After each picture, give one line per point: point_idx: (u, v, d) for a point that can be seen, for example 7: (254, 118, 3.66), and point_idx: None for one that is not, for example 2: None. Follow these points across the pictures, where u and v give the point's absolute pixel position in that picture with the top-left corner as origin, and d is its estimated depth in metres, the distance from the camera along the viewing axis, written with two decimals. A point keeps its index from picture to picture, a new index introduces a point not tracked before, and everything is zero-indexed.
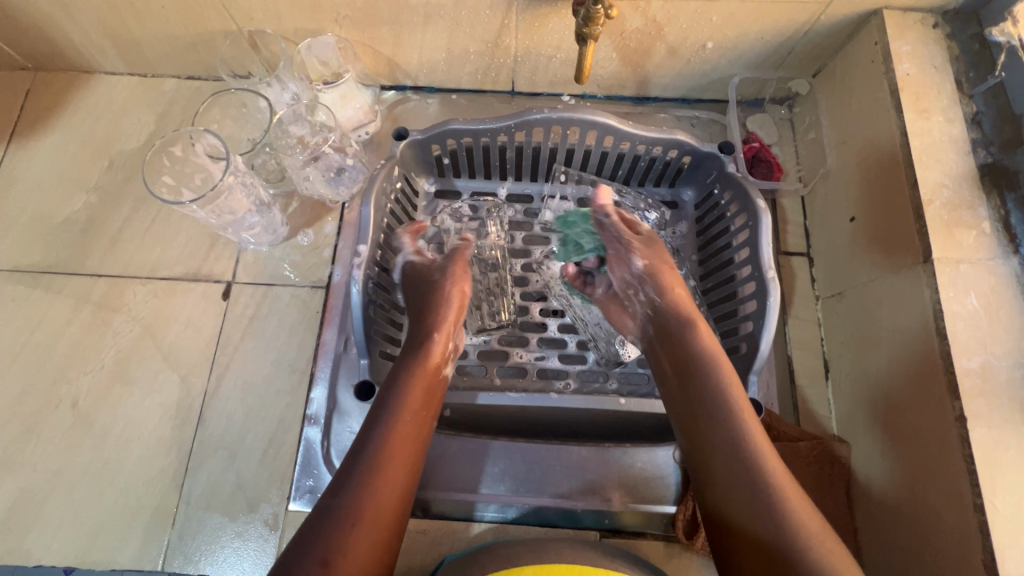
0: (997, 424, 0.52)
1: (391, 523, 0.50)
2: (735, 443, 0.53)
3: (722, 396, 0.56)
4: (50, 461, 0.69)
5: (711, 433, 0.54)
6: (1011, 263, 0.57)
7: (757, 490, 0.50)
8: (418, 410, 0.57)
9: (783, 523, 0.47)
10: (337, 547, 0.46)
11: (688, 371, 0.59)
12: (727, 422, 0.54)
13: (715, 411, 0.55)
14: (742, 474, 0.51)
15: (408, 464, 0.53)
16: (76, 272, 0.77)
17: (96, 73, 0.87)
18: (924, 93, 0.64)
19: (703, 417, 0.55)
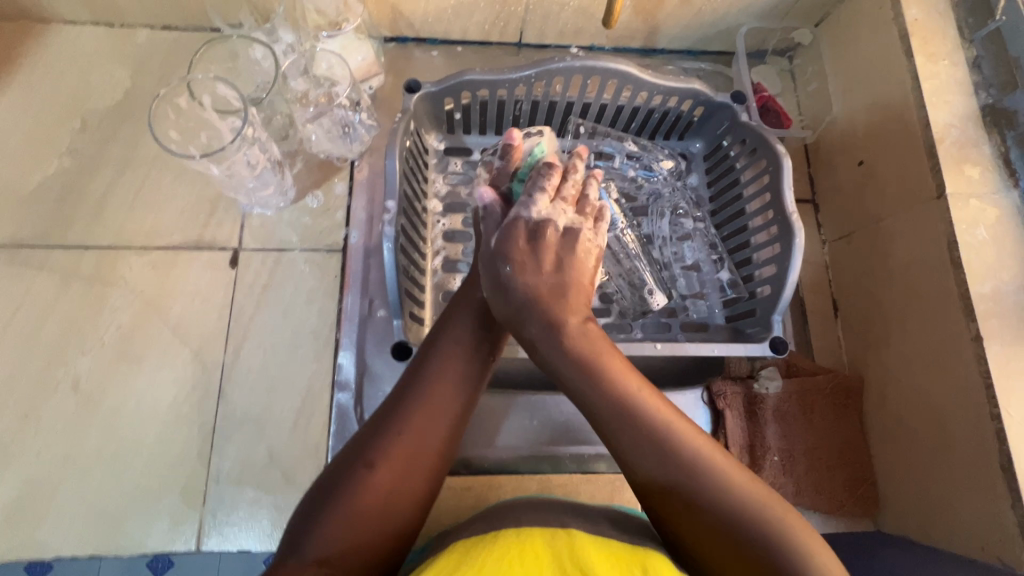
0: (1009, 342, 0.57)
1: (444, 438, 0.49)
2: (682, 470, 0.44)
3: (645, 411, 0.46)
4: (57, 448, 0.64)
5: (631, 455, 0.45)
6: (1012, 196, 0.62)
7: (729, 516, 0.42)
8: (480, 334, 0.55)
9: (767, 538, 0.41)
10: (379, 454, 0.46)
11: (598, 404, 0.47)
12: (660, 444, 0.45)
13: (636, 440, 0.45)
14: (711, 499, 0.43)
15: (472, 381, 0.52)
16: (59, 244, 0.70)
17: (56, 22, 0.77)
18: (931, 37, 0.67)
19: (624, 440, 0.46)
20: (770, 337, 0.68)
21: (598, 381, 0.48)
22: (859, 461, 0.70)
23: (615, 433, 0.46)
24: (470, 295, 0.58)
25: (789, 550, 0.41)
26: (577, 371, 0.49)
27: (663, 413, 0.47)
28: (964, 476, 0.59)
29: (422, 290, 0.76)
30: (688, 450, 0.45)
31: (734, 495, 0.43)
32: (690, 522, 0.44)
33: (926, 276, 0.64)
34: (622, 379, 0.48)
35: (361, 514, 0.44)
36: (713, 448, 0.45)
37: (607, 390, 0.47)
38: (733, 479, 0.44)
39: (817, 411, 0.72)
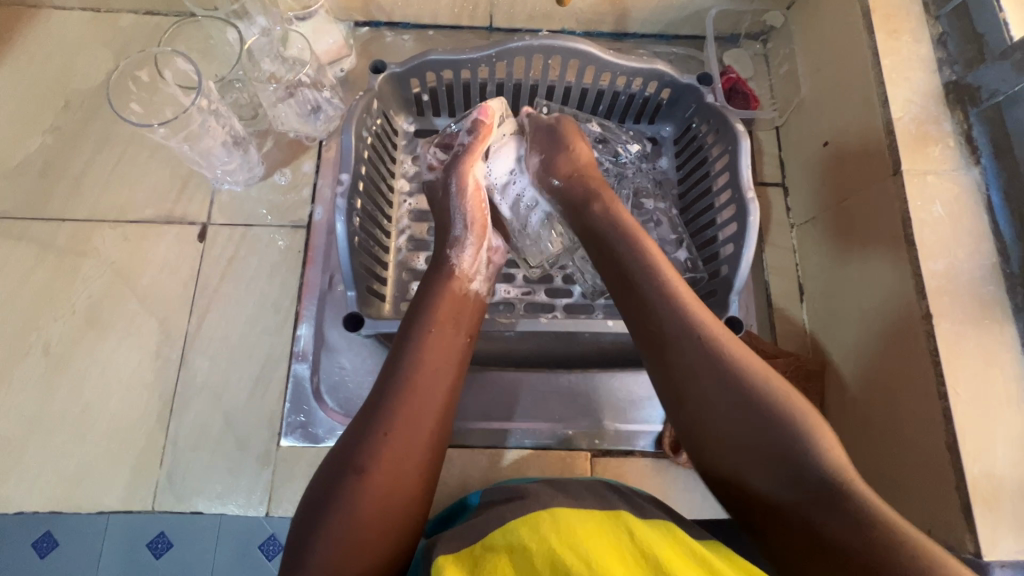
0: (958, 319, 0.56)
1: (427, 436, 0.50)
2: (748, 397, 0.46)
3: (722, 348, 0.49)
4: (27, 408, 0.67)
5: (702, 388, 0.48)
6: (972, 173, 0.61)
7: (782, 443, 0.44)
8: (451, 318, 0.58)
9: (810, 461, 0.43)
10: (369, 453, 0.47)
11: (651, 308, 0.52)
12: (728, 373, 0.47)
13: (722, 382, 0.47)
14: (756, 425, 0.45)
15: (445, 378, 0.53)
16: (38, 217, 0.73)
17: (45, 8, 0.81)
18: (894, 14, 0.66)
19: (707, 384, 0.48)
20: (726, 318, 0.68)
21: (682, 318, 0.51)
22: None
23: (677, 347, 0.50)
24: (433, 293, 0.59)
25: (844, 474, 0.43)
26: (665, 303, 0.52)
27: (760, 367, 0.48)
28: (916, 458, 0.57)
29: (385, 268, 0.77)
30: (754, 380, 0.47)
31: (794, 427, 0.45)
32: (732, 459, 0.46)
33: (884, 254, 0.62)
34: (694, 317, 0.51)
35: (363, 520, 0.45)
36: (771, 374, 0.48)
37: (702, 340, 0.49)
38: (772, 395, 0.46)
39: None
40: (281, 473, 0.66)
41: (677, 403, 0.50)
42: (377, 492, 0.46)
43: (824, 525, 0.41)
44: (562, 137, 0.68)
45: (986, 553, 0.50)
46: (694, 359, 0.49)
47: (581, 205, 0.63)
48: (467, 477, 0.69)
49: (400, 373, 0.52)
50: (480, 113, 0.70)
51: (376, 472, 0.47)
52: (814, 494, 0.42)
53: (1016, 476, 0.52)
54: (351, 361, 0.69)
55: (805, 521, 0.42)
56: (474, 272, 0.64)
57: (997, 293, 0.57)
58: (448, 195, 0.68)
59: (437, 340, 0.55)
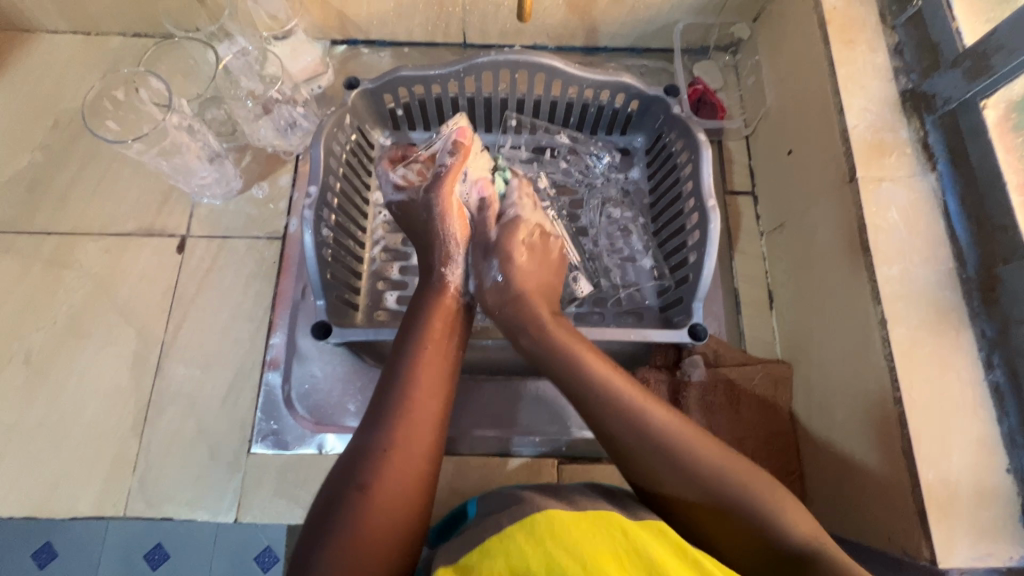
0: (914, 324, 0.56)
1: (426, 450, 0.48)
2: (672, 457, 0.47)
3: (644, 414, 0.50)
4: (7, 414, 0.69)
5: (631, 451, 0.49)
6: (929, 179, 0.61)
7: (708, 491, 0.46)
8: (443, 333, 0.56)
9: (746, 505, 0.45)
10: (372, 469, 0.45)
11: (585, 397, 0.52)
12: (650, 438, 0.48)
13: (645, 446, 0.48)
14: (685, 478, 0.47)
15: (440, 395, 0.51)
16: (24, 230, 0.76)
17: (39, 32, 0.85)
18: (850, 25, 0.68)
19: (630, 443, 0.49)
20: (691, 324, 0.68)
21: (602, 398, 0.51)
22: (786, 453, 0.69)
23: (615, 432, 0.49)
24: (425, 312, 0.58)
25: (779, 510, 0.45)
26: (593, 390, 0.51)
27: (680, 427, 0.49)
28: (880, 464, 0.56)
29: (359, 278, 0.78)
30: (673, 442, 0.48)
31: (716, 479, 0.46)
32: (677, 497, 0.47)
33: (843, 261, 0.63)
34: (614, 383, 0.52)
35: (366, 543, 0.42)
36: (686, 429, 0.49)
37: (621, 416, 0.50)
38: (702, 454, 0.48)
39: (743, 401, 0.71)
40: (250, 479, 0.67)
41: (619, 461, 0.50)
42: (382, 509, 0.44)
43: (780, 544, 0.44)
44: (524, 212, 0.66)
45: (943, 560, 0.50)
46: (615, 429, 0.50)
47: (528, 278, 0.62)
48: (434, 484, 0.70)
49: (395, 390, 0.50)
50: (458, 135, 0.65)
51: (381, 488, 0.44)
52: (750, 527, 0.45)
53: (971, 482, 0.51)
54: (323, 368, 0.70)
55: (755, 546, 0.45)
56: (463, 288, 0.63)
57: (952, 298, 0.57)
58: (431, 218, 0.64)
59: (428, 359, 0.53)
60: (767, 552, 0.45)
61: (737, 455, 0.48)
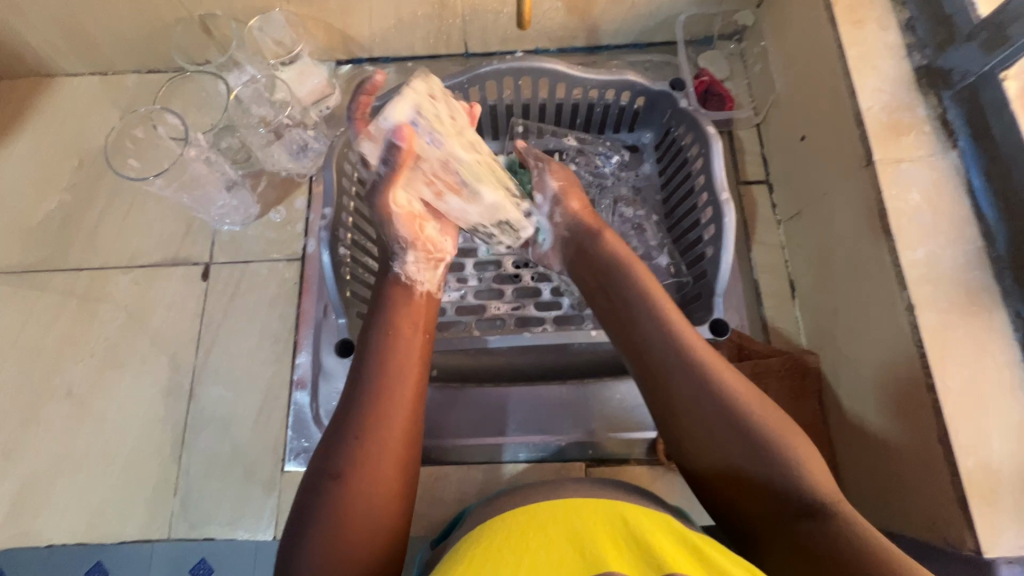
0: (943, 309, 0.54)
1: (396, 446, 0.48)
2: (727, 413, 0.47)
3: (713, 377, 0.49)
4: (55, 445, 0.72)
5: (680, 402, 0.49)
6: (950, 157, 0.59)
7: (752, 446, 0.46)
8: (409, 327, 0.54)
9: (780, 464, 0.45)
10: (342, 462, 0.46)
11: (648, 346, 0.52)
12: (718, 396, 0.48)
13: (699, 397, 0.48)
14: (737, 433, 0.46)
15: (408, 388, 0.50)
16: (58, 268, 0.80)
17: (60, 76, 0.88)
18: (858, 5, 0.66)
19: (681, 391, 0.49)
20: (711, 319, 0.68)
21: (682, 360, 0.50)
22: (818, 444, 0.67)
23: (672, 378, 0.50)
24: (389, 302, 0.56)
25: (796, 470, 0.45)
26: (667, 351, 0.51)
27: (744, 390, 0.49)
28: (914, 457, 0.56)
29: None
30: (733, 396, 0.48)
31: (762, 437, 0.46)
32: (715, 455, 0.47)
33: (868, 249, 0.61)
34: (688, 342, 0.51)
35: (347, 539, 0.44)
36: (750, 393, 0.49)
37: (689, 373, 0.49)
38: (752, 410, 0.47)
39: (770, 395, 0.69)
40: (285, 497, 0.69)
41: (659, 415, 0.51)
42: (357, 502, 0.45)
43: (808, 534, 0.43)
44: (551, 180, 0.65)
45: (988, 549, 0.48)
46: (675, 381, 0.49)
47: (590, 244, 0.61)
48: (464, 492, 0.72)
49: (360, 388, 0.50)
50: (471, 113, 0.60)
51: (351, 483, 0.45)
52: (781, 493, 0.45)
53: (1014, 468, 0.50)
54: (346, 385, 0.71)
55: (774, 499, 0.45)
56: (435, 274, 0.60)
57: (983, 279, 0.55)
58: None
59: (393, 352, 0.52)
60: (778, 521, 0.44)
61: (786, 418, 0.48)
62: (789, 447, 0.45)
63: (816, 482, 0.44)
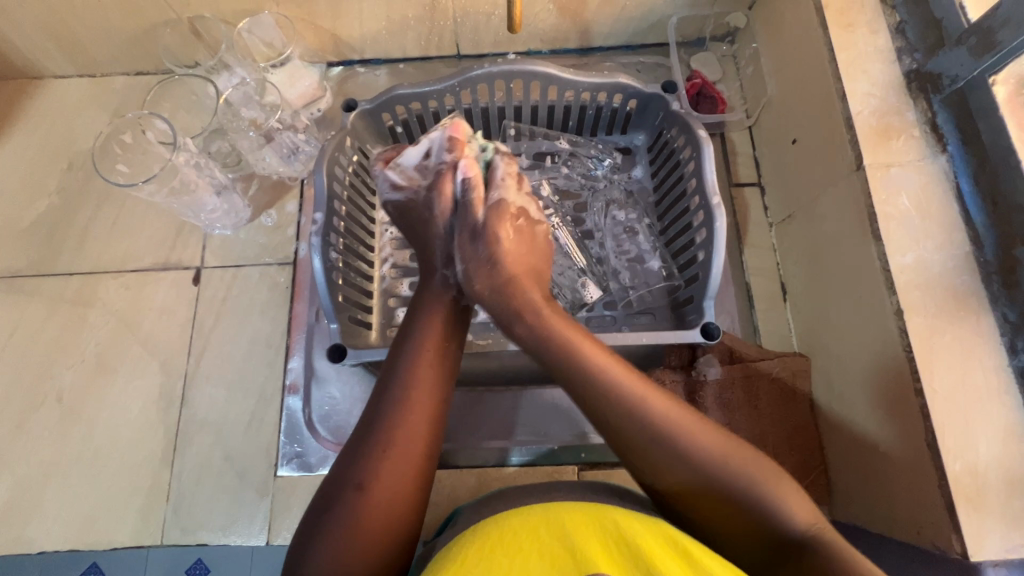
0: (932, 313, 0.55)
1: (421, 459, 0.49)
2: (671, 451, 0.47)
3: (645, 412, 0.48)
4: (45, 452, 0.72)
5: (637, 442, 0.48)
6: (939, 162, 0.59)
7: (707, 472, 0.46)
8: (440, 342, 0.55)
9: (744, 496, 0.46)
10: (365, 471, 0.46)
11: (577, 388, 0.51)
12: (652, 429, 0.48)
13: (648, 435, 0.48)
14: (689, 469, 0.47)
15: (435, 402, 0.51)
16: (47, 273, 0.79)
17: (47, 78, 0.87)
18: (849, 8, 0.66)
19: (631, 429, 0.48)
20: (703, 323, 0.67)
21: (621, 408, 0.49)
22: (808, 447, 0.68)
23: (606, 416, 0.49)
24: (423, 315, 0.57)
25: (769, 499, 0.45)
26: (598, 397, 0.50)
27: (685, 420, 0.48)
28: (902, 460, 0.56)
29: (370, 297, 0.78)
30: (678, 437, 0.47)
31: (714, 466, 0.46)
32: (676, 478, 0.47)
33: (860, 253, 0.61)
34: (611, 382, 0.50)
35: (360, 538, 0.44)
36: (693, 425, 0.48)
37: (631, 415, 0.49)
38: (691, 438, 0.47)
39: (761, 398, 0.70)
40: (278, 502, 0.69)
41: (619, 452, 0.50)
42: (377, 510, 0.45)
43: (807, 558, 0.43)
44: None
45: (974, 553, 0.49)
46: (619, 420, 0.49)
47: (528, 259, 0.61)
48: (457, 497, 0.72)
49: (395, 396, 0.50)
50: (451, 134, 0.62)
51: (373, 491, 0.46)
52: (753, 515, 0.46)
53: (1001, 471, 0.50)
54: (341, 389, 0.71)
55: (749, 527, 0.46)
56: (460, 293, 0.62)
57: (971, 284, 0.55)
58: (426, 222, 0.63)
59: (424, 367, 0.53)
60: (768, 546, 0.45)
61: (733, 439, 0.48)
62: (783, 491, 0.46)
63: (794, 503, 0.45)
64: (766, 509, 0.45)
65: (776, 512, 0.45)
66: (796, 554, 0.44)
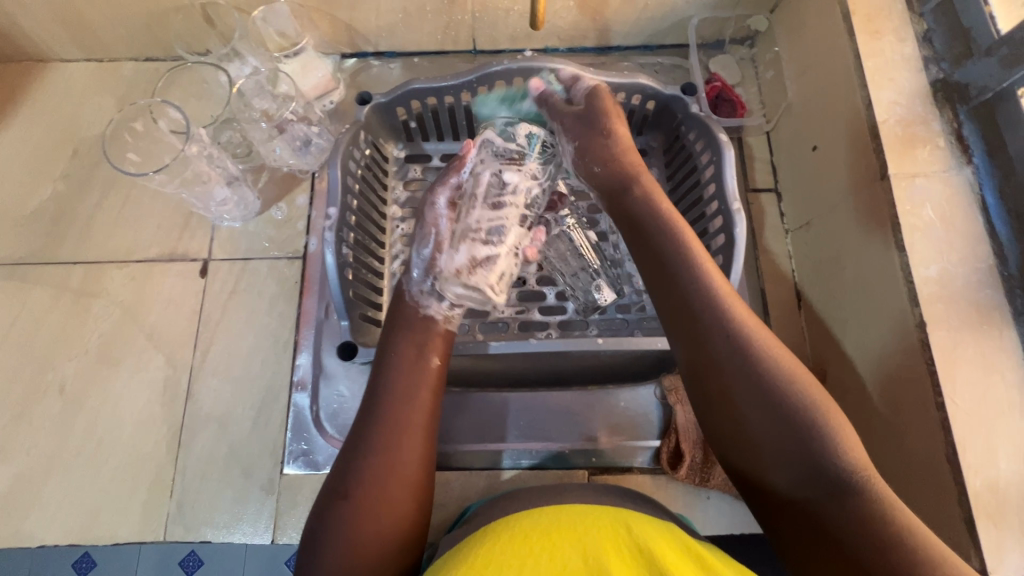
0: (954, 327, 0.54)
1: (413, 462, 0.49)
2: (771, 399, 0.45)
3: (730, 319, 0.49)
4: (47, 444, 0.70)
5: (719, 361, 0.48)
6: (965, 173, 0.58)
7: (772, 399, 0.45)
8: (420, 352, 0.57)
9: (803, 431, 0.44)
10: (356, 481, 0.47)
11: (681, 296, 0.52)
12: (737, 343, 0.48)
13: (731, 344, 0.48)
14: (785, 423, 0.45)
15: (421, 406, 0.52)
16: (50, 262, 0.77)
17: (54, 61, 0.86)
18: (876, 15, 0.65)
19: (710, 330, 0.49)
20: None
21: (726, 330, 0.49)
22: None
23: (711, 338, 0.49)
24: (403, 329, 0.58)
25: (828, 430, 0.44)
26: (702, 301, 0.51)
27: (757, 328, 0.49)
28: (921, 476, 0.55)
29: (380, 294, 0.77)
30: (764, 356, 0.47)
31: (784, 388, 0.46)
32: (745, 408, 0.46)
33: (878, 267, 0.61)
34: (730, 313, 0.50)
35: (358, 543, 0.45)
36: (771, 343, 0.48)
37: (731, 338, 0.48)
38: (771, 352, 0.48)
39: None
40: (285, 500, 0.68)
41: (692, 369, 0.50)
42: (373, 516, 0.46)
43: (842, 518, 0.41)
44: (601, 121, 0.67)
45: (993, 569, 0.49)
46: (702, 331, 0.50)
47: (620, 191, 0.62)
48: (465, 499, 0.71)
49: (378, 412, 0.51)
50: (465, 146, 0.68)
51: (368, 499, 0.47)
52: (811, 454, 0.44)
53: (1021, 487, 0.50)
54: (350, 388, 0.69)
55: (788, 458, 0.44)
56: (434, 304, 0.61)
57: (995, 298, 0.55)
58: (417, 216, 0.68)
59: (410, 372, 0.54)
60: (810, 501, 0.43)
61: (818, 388, 0.47)
62: (844, 429, 0.44)
63: (848, 454, 0.43)
64: (847, 482, 0.42)
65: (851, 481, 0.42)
66: (835, 493, 0.42)
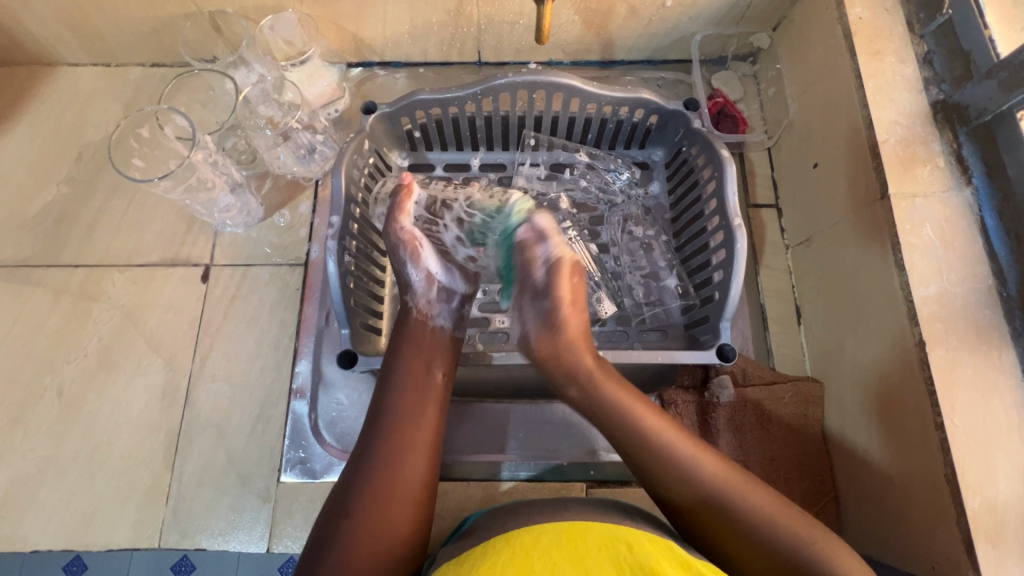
0: (953, 347, 0.54)
1: (419, 473, 0.50)
2: (749, 536, 0.46)
3: (682, 466, 0.50)
4: (42, 447, 0.70)
5: (691, 512, 0.49)
6: (964, 194, 0.59)
7: (748, 535, 0.46)
8: (425, 366, 0.57)
9: (791, 555, 0.45)
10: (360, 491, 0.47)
11: (632, 456, 0.52)
12: (699, 489, 0.49)
13: (692, 494, 0.49)
14: (698, 497, 0.48)
15: (427, 420, 0.53)
16: (52, 264, 0.77)
17: (61, 65, 0.86)
18: (877, 35, 0.66)
19: (669, 493, 0.50)
20: (718, 344, 0.67)
21: (685, 481, 0.49)
22: (820, 474, 0.67)
23: (673, 500, 0.50)
24: (405, 345, 0.59)
25: (812, 553, 0.45)
26: (653, 458, 0.51)
27: (710, 465, 0.50)
28: (920, 495, 0.55)
29: (381, 302, 0.77)
30: (723, 491, 0.48)
31: (755, 520, 0.47)
32: (731, 542, 0.47)
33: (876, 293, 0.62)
34: (669, 445, 0.51)
35: (362, 552, 0.45)
36: (727, 472, 0.49)
37: (692, 486, 0.49)
38: (728, 489, 0.48)
39: (773, 420, 0.69)
40: (280, 508, 0.67)
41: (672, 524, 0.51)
42: (375, 529, 0.46)
43: None
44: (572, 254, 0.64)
45: None
46: (666, 491, 0.50)
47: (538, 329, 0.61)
48: (462, 510, 0.70)
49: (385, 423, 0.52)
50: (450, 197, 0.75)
51: (370, 510, 0.47)
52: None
53: (1019, 509, 0.50)
54: (348, 396, 0.70)
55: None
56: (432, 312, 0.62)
57: (995, 318, 0.55)
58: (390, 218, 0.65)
59: (413, 385, 0.55)
60: None
61: (780, 503, 0.48)
62: (830, 548, 0.45)
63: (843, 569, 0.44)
64: (810, 565, 0.44)
65: (778, 541, 0.46)
66: None
